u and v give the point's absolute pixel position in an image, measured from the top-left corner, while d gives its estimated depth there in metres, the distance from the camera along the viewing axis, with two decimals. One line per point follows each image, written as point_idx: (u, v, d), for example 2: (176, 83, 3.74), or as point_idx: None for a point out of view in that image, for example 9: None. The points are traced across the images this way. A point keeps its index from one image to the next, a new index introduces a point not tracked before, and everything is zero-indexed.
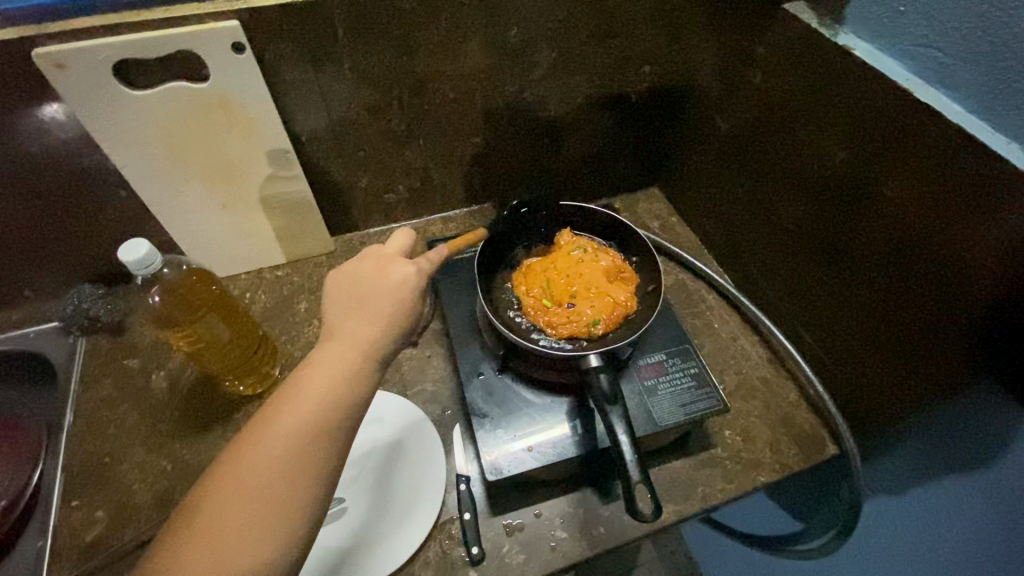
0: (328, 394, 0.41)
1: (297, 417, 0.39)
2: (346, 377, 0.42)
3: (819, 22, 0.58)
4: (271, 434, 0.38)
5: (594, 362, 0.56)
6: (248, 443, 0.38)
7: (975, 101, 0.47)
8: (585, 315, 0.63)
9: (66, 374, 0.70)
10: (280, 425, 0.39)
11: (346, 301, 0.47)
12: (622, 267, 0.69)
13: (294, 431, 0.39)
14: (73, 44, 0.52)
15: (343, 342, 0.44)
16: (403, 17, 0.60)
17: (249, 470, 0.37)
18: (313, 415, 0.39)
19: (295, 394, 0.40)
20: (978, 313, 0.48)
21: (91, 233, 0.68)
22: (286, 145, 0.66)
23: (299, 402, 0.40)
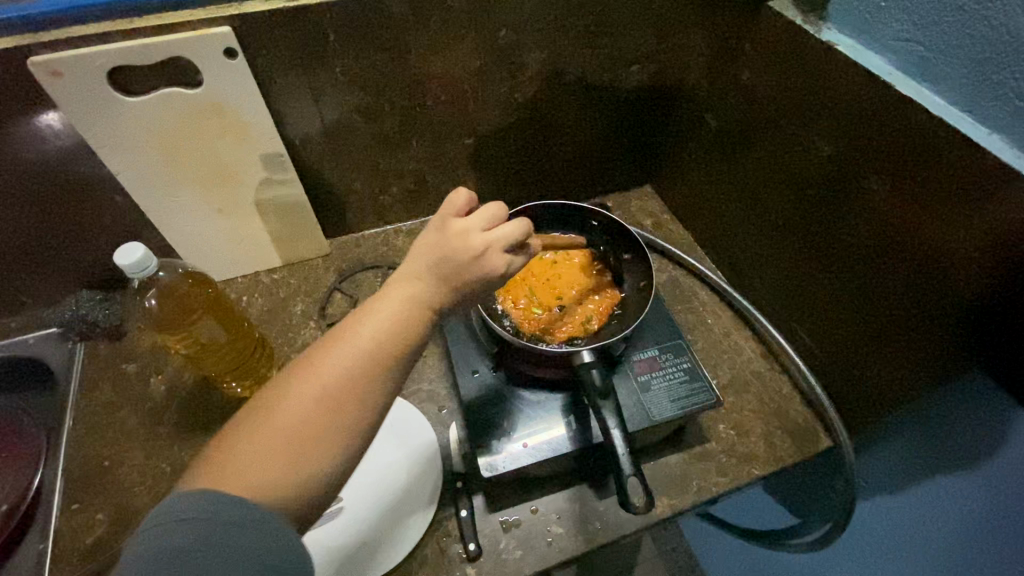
0: (395, 327, 0.39)
1: (358, 349, 0.38)
2: (410, 315, 0.40)
3: (803, 19, 0.59)
4: (334, 358, 0.38)
5: (587, 358, 0.57)
6: (311, 363, 0.38)
7: (956, 94, 0.47)
8: (576, 313, 0.67)
9: (65, 380, 0.71)
10: (343, 353, 0.38)
11: (435, 241, 0.42)
12: (596, 261, 0.74)
13: (358, 356, 0.38)
14: (68, 52, 0.53)
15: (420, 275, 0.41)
16: (393, 21, 0.60)
17: (307, 391, 0.36)
18: (371, 351, 0.38)
19: (360, 327, 0.39)
20: (965, 303, 0.48)
21: (89, 239, 0.69)
22: (279, 149, 0.67)
23: (363, 333, 0.39)
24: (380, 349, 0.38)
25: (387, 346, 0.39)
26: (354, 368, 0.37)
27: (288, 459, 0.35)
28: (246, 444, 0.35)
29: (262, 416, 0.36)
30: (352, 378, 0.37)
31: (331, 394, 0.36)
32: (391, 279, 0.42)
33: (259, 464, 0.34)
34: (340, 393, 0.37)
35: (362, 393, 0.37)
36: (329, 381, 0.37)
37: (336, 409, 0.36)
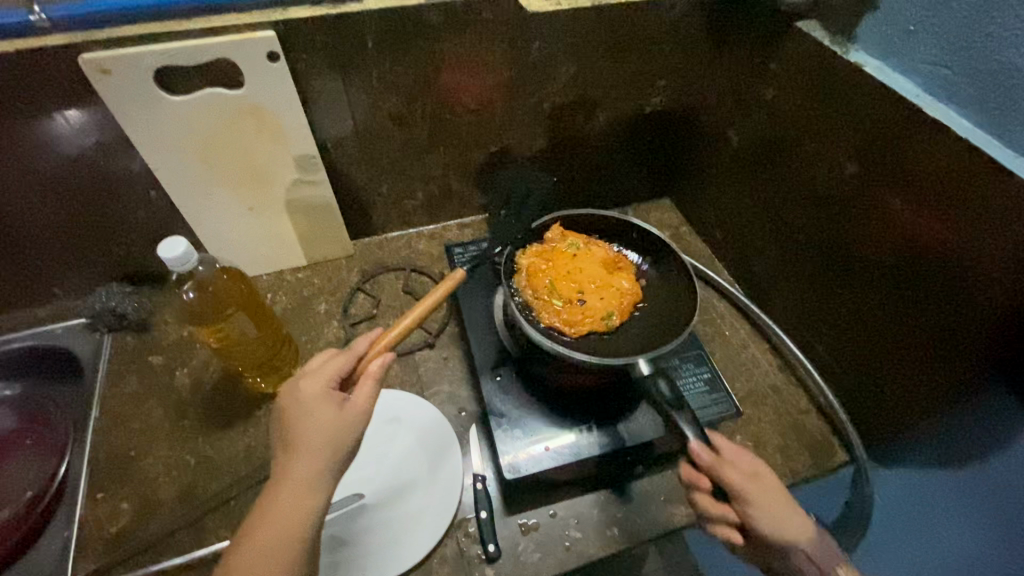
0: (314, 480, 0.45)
1: (279, 518, 0.44)
2: (326, 460, 0.45)
3: (831, 40, 0.60)
4: (264, 527, 0.43)
5: (643, 368, 0.58)
6: (242, 546, 0.43)
7: (983, 118, 0.49)
8: (598, 310, 0.66)
9: (91, 370, 0.72)
10: (280, 515, 0.44)
11: (301, 411, 0.47)
12: (618, 256, 0.72)
13: (283, 522, 0.44)
14: (118, 50, 0.54)
15: (320, 419, 0.46)
16: (431, 31, 0.62)
17: (249, 570, 0.42)
18: (291, 516, 0.44)
19: (275, 498, 0.44)
20: (985, 322, 0.49)
21: (122, 232, 0.70)
22: (312, 151, 0.68)
23: (285, 498, 0.44)
24: (305, 507, 0.44)
25: (307, 504, 0.45)
26: (283, 529, 0.43)
27: None
28: None
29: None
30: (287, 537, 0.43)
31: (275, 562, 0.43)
32: (281, 450, 0.46)
33: None
34: (282, 556, 0.43)
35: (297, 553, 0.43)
36: (269, 553, 0.43)
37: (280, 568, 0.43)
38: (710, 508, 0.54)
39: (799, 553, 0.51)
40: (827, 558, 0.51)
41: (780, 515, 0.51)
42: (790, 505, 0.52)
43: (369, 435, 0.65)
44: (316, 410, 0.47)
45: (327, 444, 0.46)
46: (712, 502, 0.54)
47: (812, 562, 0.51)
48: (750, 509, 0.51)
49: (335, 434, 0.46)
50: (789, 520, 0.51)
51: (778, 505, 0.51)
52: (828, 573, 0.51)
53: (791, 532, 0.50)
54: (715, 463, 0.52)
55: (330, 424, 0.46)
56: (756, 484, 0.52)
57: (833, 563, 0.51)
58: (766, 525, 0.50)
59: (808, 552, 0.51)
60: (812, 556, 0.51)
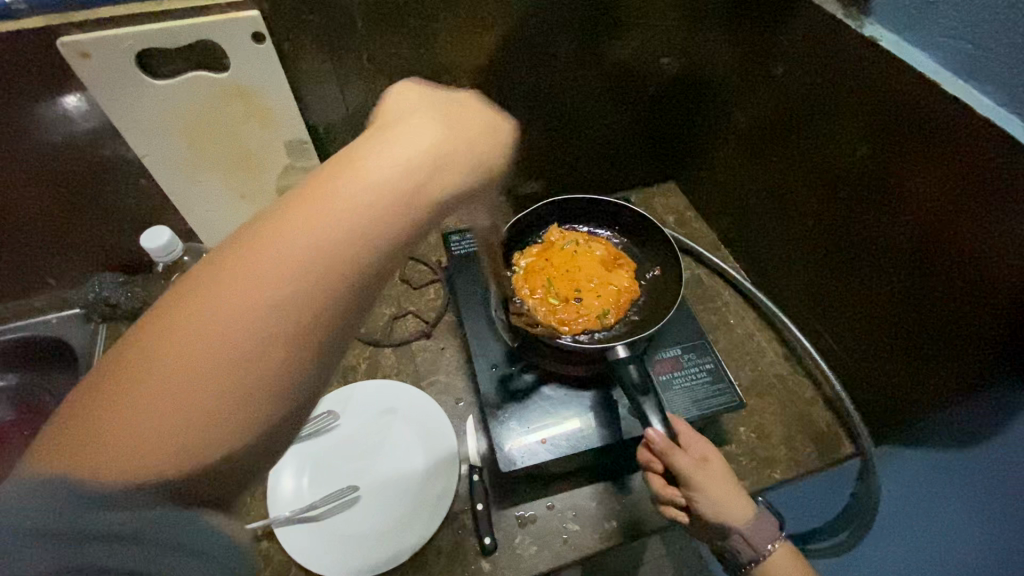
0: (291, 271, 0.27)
1: (319, 223, 0.29)
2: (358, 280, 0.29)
3: (844, 13, 0.56)
4: (303, 223, 0.29)
5: (621, 354, 0.57)
6: (273, 228, 0.29)
7: (1005, 96, 0.46)
8: (593, 308, 0.66)
9: (86, 361, 0.71)
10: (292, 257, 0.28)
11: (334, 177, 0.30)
12: (617, 253, 0.72)
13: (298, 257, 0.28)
14: (97, 33, 0.52)
15: (297, 244, 0.28)
16: (422, 8, 0.59)
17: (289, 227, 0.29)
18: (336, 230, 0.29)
19: (309, 205, 0.29)
20: (1001, 312, 0.47)
21: (113, 221, 0.69)
22: (303, 136, 0.66)
23: (258, 276, 0.27)
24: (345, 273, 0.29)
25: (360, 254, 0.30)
26: (205, 393, 0.26)
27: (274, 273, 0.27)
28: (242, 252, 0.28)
29: (139, 354, 0.26)
30: (237, 347, 0.26)
31: (215, 368, 0.26)
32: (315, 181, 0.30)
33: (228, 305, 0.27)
34: (272, 320, 0.27)
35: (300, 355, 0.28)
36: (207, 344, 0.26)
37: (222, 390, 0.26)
38: (660, 491, 0.53)
39: (737, 536, 0.51)
40: (764, 539, 0.51)
41: (727, 501, 0.50)
42: (734, 486, 0.51)
43: (364, 426, 0.64)
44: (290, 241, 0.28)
45: (316, 264, 0.28)
46: (662, 484, 0.53)
47: (748, 545, 0.51)
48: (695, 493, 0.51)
49: (307, 273, 0.28)
50: (727, 504, 0.50)
51: (727, 492, 0.51)
52: (763, 557, 0.51)
53: (733, 516, 0.50)
54: (666, 446, 0.51)
55: (285, 289, 0.27)
56: (704, 470, 0.51)
57: (767, 545, 0.51)
58: (706, 506, 0.50)
59: (744, 532, 0.50)
60: (750, 539, 0.51)
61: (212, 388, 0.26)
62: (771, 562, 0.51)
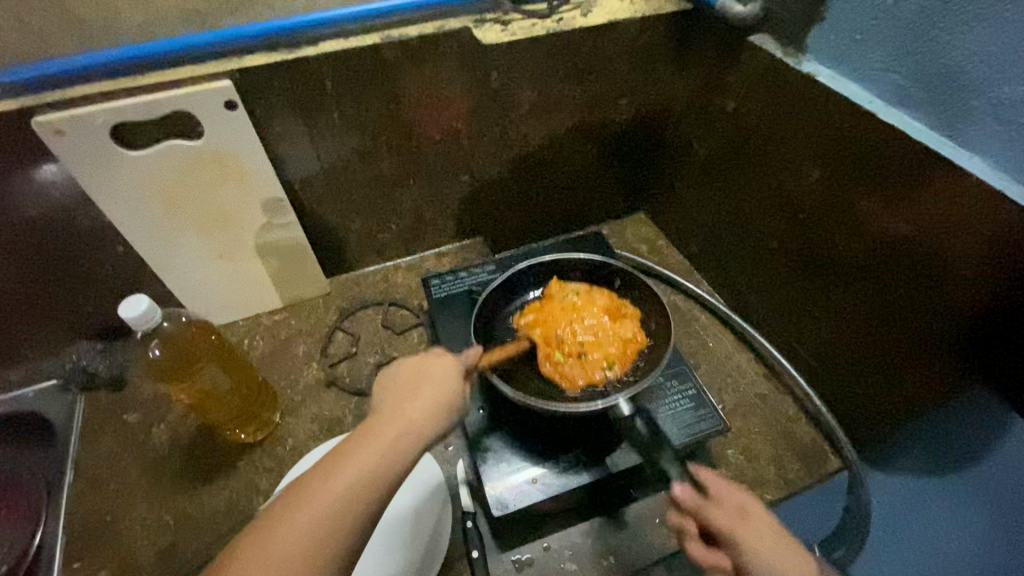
0: (427, 403, 0.44)
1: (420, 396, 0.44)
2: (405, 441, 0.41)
3: (783, 52, 0.61)
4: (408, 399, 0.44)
5: (625, 408, 0.56)
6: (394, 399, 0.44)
7: (935, 120, 0.49)
8: (597, 359, 0.64)
9: (65, 433, 0.69)
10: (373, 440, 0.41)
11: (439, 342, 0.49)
12: (622, 303, 0.69)
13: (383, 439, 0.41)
14: (73, 110, 0.54)
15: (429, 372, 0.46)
16: (389, 68, 0.62)
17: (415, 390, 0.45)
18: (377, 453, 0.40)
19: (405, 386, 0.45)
20: (960, 320, 0.49)
21: (91, 289, 0.69)
22: (279, 194, 0.68)
23: (359, 441, 0.41)
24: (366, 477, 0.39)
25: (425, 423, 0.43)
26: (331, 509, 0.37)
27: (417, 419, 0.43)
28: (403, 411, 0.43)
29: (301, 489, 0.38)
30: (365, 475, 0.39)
31: (355, 491, 0.38)
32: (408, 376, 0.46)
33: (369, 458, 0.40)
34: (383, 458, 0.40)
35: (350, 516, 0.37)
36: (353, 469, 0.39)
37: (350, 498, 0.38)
38: (683, 538, 0.49)
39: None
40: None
41: (784, 565, 0.42)
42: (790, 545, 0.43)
43: None
44: (439, 364, 0.47)
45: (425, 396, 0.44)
46: (687, 533, 0.49)
47: None
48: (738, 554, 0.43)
49: (441, 396, 0.45)
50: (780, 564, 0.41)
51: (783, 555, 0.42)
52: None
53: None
54: (697, 507, 0.46)
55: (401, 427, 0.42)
56: (745, 527, 0.44)
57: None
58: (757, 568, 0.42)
59: None
60: None
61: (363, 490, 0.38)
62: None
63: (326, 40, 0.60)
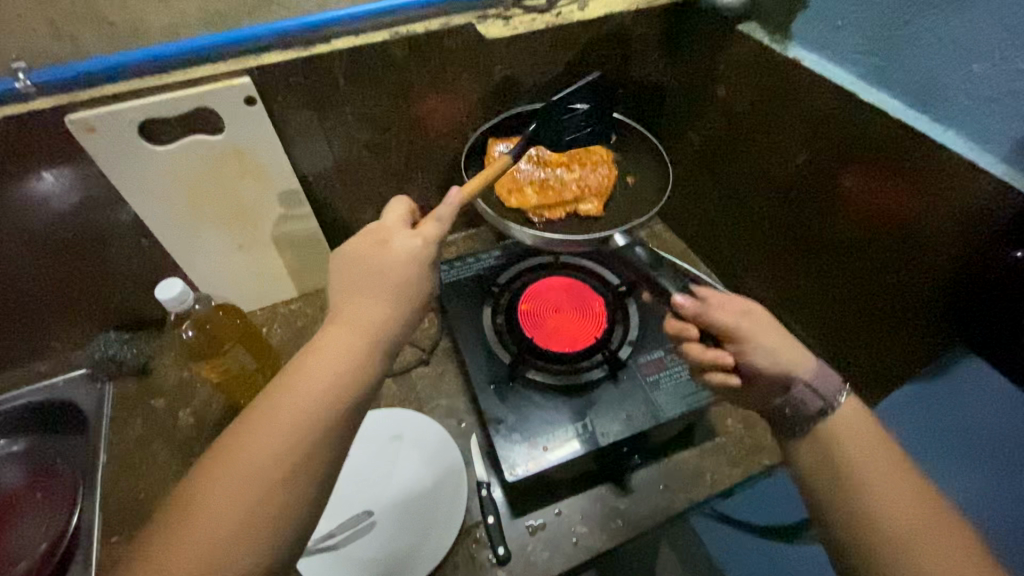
0: (334, 376, 0.40)
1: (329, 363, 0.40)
2: (322, 408, 0.39)
3: (770, 40, 0.64)
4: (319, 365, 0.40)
5: (619, 240, 0.66)
6: (304, 365, 0.40)
7: (911, 98, 0.53)
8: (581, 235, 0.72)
9: (95, 420, 0.73)
10: (289, 409, 0.38)
11: (355, 275, 0.45)
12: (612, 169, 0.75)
13: (300, 411, 0.38)
14: (102, 108, 0.57)
15: (334, 338, 0.42)
16: (398, 63, 0.66)
17: (326, 356, 0.40)
18: (292, 425, 0.37)
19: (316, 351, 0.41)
20: (941, 284, 0.53)
21: (117, 281, 0.72)
22: (295, 186, 0.71)
23: (272, 413, 0.38)
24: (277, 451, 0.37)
25: (342, 387, 0.40)
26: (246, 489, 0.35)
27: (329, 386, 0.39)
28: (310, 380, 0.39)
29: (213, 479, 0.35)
30: (283, 447, 0.37)
31: (253, 484, 0.35)
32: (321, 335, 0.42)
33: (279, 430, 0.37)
34: (301, 433, 0.37)
35: (263, 497, 0.36)
36: (255, 460, 0.36)
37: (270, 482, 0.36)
38: (702, 356, 0.54)
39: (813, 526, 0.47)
40: (832, 382, 0.46)
41: (784, 344, 0.50)
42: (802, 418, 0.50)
43: (375, 452, 0.66)
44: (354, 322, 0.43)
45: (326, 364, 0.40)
46: (703, 350, 0.55)
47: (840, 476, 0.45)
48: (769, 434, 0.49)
49: (342, 368, 0.40)
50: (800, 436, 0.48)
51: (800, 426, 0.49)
52: (833, 403, 0.45)
53: (792, 365, 0.48)
54: (698, 311, 0.54)
55: (317, 396, 0.39)
56: (752, 320, 0.52)
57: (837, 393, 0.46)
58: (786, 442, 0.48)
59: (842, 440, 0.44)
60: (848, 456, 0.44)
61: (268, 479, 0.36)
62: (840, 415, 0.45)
63: (337, 37, 0.63)
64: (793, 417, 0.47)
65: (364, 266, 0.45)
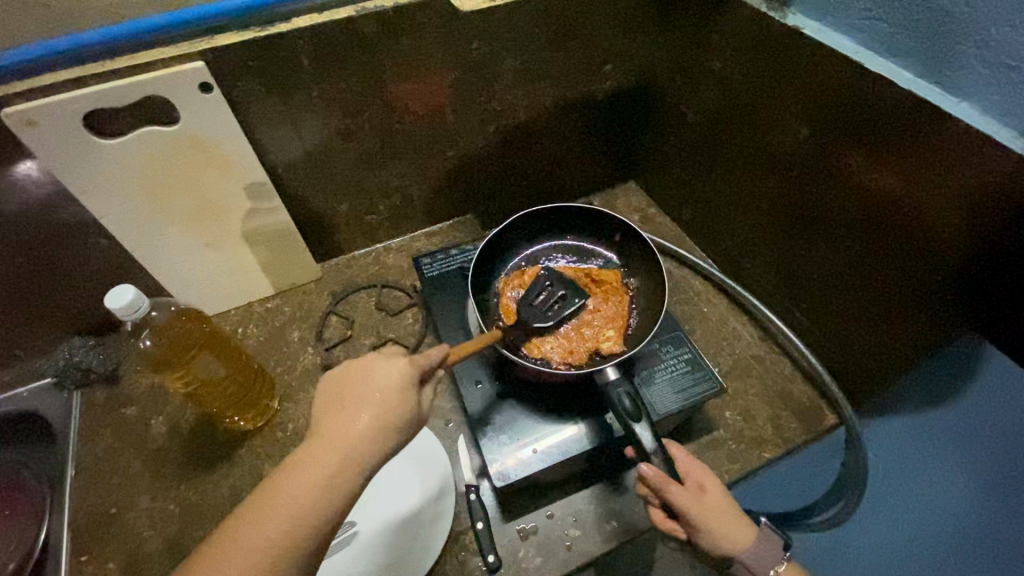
0: (334, 481, 0.39)
1: (332, 458, 0.40)
2: (326, 509, 0.38)
3: (768, 6, 0.59)
4: (319, 464, 0.40)
5: (611, 377, 0.57)
6: (302, 466, 0.39)
7: (923, 67, 0.48)
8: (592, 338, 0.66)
9: (63, 430, 0.69)
10: (284, 515, 0.37)
11: (352, 379, 0.44)
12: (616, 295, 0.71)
13: (298, 517, 0.38)
14: (42, 100, 0.52)
15: (330, 438, 0.41)
16: (366, 42, 0.61)
17: (330, 452, 0.40)
18: (289, 529, 0.37)
19: (320, 442, 0.41)
20: (948, 270, 0.50)
21: (78, 285, 0.68)
22: (263, 178, 0.67)
23: (270, 519, 0.37)
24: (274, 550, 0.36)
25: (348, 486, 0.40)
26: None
27: (331, 488, 0.39)
28: (310, 482, 0.39)
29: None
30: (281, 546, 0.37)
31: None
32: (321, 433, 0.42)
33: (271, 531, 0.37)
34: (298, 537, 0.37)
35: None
36: (246, 561, 0.36)
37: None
38: (660, 523, 0.55)
39: (738, 562, 0.53)
40: (768, 563, 0.53)
41: (727, 529, 0.52)
42: (734, 516, 0.53)
43: None
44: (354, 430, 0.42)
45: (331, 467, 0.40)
46: (661, 517, 0.55)
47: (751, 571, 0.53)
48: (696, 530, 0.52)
49: (341, 468, 0.40)
50: (729, 538, 0.52)
51: (726, 522, 0.52)
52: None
53: (736, 544, 0.52)
54: (662, 481, 0.50)
55: (320, 499, 0.38)
56: (699, 498, 0.52)
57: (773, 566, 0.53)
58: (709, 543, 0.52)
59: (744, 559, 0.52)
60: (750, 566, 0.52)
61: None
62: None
63: (298, 14, 0.58)
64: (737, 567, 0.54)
65: (361, 375, 0.45)
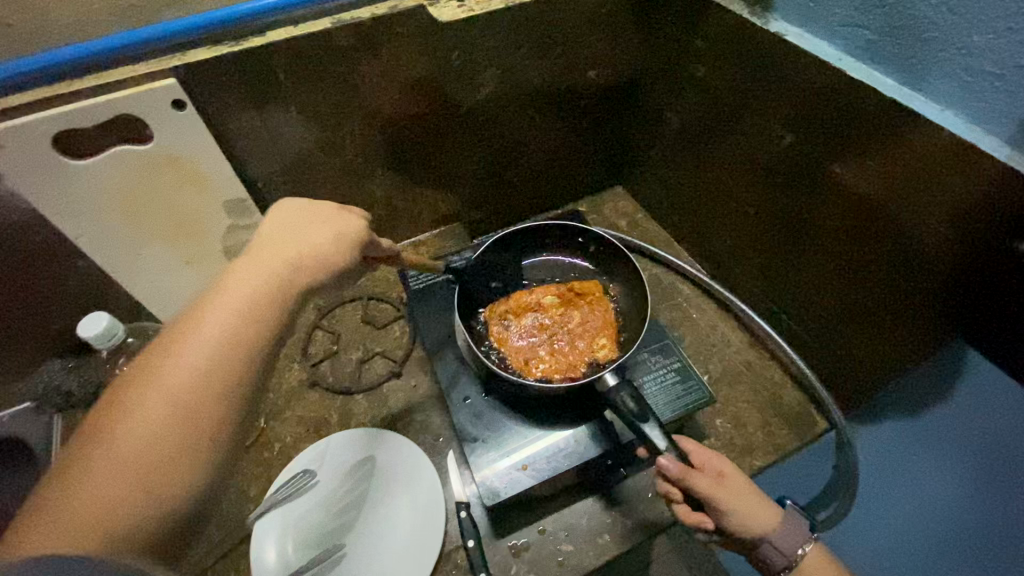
0: (232, 323, 0.37)
1: (230, 302, 0.38)
2: (228, 339, 0.37)
3: (749, 12, 0.59)
4: (220, 310, 0.38)
5: (611, 382, 0.56)
6: (201, 312, 0.38)
7: (905, 74, 0.48)
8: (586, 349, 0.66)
9: (44, 455, 0.68)
10: (187, 354, 0.35)
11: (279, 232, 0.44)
12: (594, 298, 0.72)
13: (196, 361, 0.35)
14: (9, 122, 0.51)
15: (243, 274, 0.40)
16: (344, 53, 0.59)
17: (232, 298, 0.38)
18: (189, 373, 0.35)
19: (218, 294, 0.39)
20: (936, 278, 0.49)
21: (56, 308, 0.66)
22: (242, 194, 0.65)
23: (168, 361, 0.35)
24: (178, 383, 0.34)
25: (253, 277, 0.40)
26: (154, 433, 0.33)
27: (235, 330, 0.37)
28: (208, 325, 0.37)
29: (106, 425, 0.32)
30: (190, 387, 0.35)
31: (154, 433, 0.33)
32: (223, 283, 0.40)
33: (174, 369, 0.35)
34: (201, 380, 0.35)
35: (175, 427, 0.33)
36: (162, 405, 0.34)
37: (184, 419, 0.34)
38: (685, 518, 0.52)
39: (767, 544, 0.49)
40: (794, 545, 0.49)
41: (750, 510, 0.49)
42: (756, 496, 0.51)
43: (344, 478, 0.62)
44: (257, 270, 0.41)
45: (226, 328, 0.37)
46: (688, 510, 0.52)
47: (780, 554, 0.49)
48: (721, 513, 0.49)
49: (250, 307, 0.38)
50: (753, 518, 0.49)
51: (751, 505, 0.50)
52: (795, 563, 0.49)
53: (761, 526, 0.49)
54: (682, 470, 0.49)
55: (218, 337, 0.36)
56: (721, 485, 0.50)
57: (798, 549, 0.50)
58: (733, 525, 0.49)
59: (772, 539, 0.49)
60: (780, 546, 0.49)
61: (177, 418, 0.34)
62: (802, 564, 0.50)
63: (273, 28, 0.57)
64: (767, 561, 0.50)
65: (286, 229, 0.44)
